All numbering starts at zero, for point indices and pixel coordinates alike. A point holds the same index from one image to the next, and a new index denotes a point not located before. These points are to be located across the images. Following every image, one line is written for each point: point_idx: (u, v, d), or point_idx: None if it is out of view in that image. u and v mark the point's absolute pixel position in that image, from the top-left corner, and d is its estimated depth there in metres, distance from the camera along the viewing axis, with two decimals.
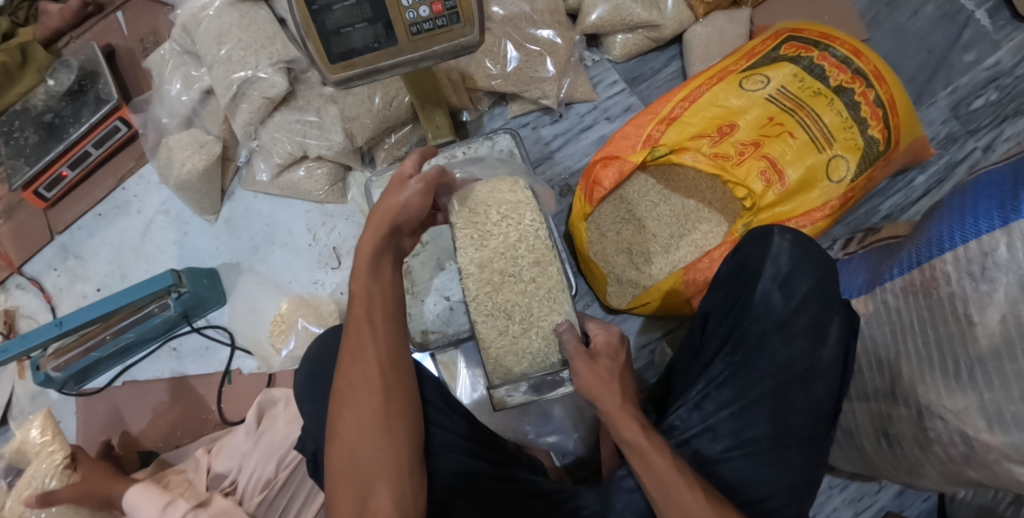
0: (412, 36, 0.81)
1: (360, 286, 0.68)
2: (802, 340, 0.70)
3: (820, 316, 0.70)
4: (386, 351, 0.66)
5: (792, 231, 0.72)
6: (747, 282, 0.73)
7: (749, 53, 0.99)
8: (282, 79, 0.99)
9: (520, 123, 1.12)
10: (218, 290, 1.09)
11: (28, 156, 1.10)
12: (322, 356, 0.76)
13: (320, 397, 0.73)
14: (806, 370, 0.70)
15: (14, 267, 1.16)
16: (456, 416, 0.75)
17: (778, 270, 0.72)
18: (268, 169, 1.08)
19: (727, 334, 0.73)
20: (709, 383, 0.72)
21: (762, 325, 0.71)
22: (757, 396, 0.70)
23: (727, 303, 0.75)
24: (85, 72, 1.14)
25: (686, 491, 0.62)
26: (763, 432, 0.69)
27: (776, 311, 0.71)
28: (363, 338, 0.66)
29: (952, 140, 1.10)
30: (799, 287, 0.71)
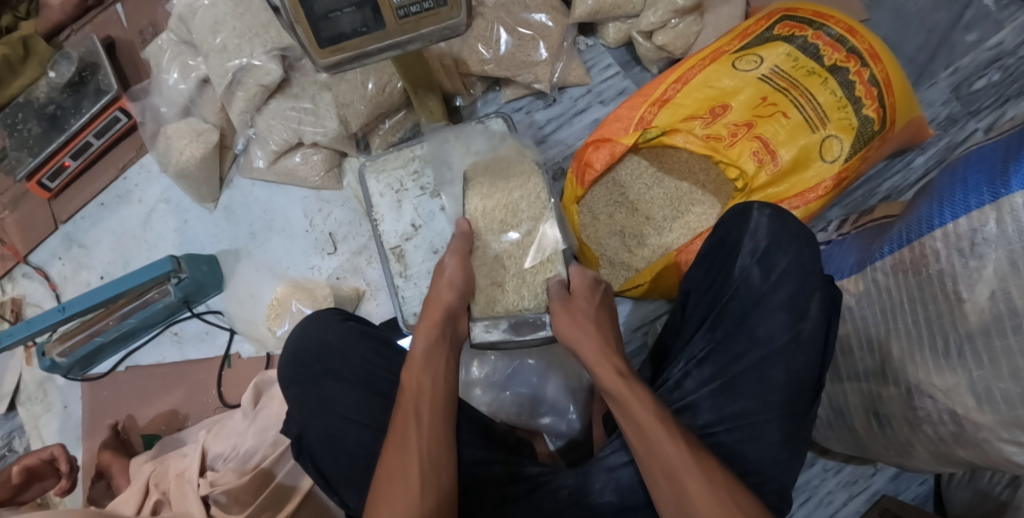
0: (400, 20, 0.81)
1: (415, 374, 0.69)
2: (783, 315, 0.70)
3: (800, 290, 0.70)
4: (429, 441, 0.64)
5: (771, 207, 0.74)
6: (729, 259, 0.74)
7: (742, 33, 0.98)
8: (276, 66, 1.00)
9: (514, 107, 1.12)
10: (217, 276, 1.11)
11: (32, 147, 1.13)
12: (302, 342, 0.76)
13: (305, 381, 0.73)
14: (788, 343, 0.69)
15: (19, 256, 1.18)
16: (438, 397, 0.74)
17: (757, 245, 0.73)
18: (264, 156, 1.09)
19: (708, 311, 0.74)
20: (690, 361, 0.73)
21: (742, 301, 0.72)
22: (739, 372, 0.70)
23: (707, 280, 0.76)
24: (85, 64, 1.16)
25: (664, 435, 0.63)
26: (746, 407, 0.69)
27: (754, 287, 0.72)
28: (408, 427, 0.65)
29: (953, 121, 1.08)
30: (778, 262, 0.72)
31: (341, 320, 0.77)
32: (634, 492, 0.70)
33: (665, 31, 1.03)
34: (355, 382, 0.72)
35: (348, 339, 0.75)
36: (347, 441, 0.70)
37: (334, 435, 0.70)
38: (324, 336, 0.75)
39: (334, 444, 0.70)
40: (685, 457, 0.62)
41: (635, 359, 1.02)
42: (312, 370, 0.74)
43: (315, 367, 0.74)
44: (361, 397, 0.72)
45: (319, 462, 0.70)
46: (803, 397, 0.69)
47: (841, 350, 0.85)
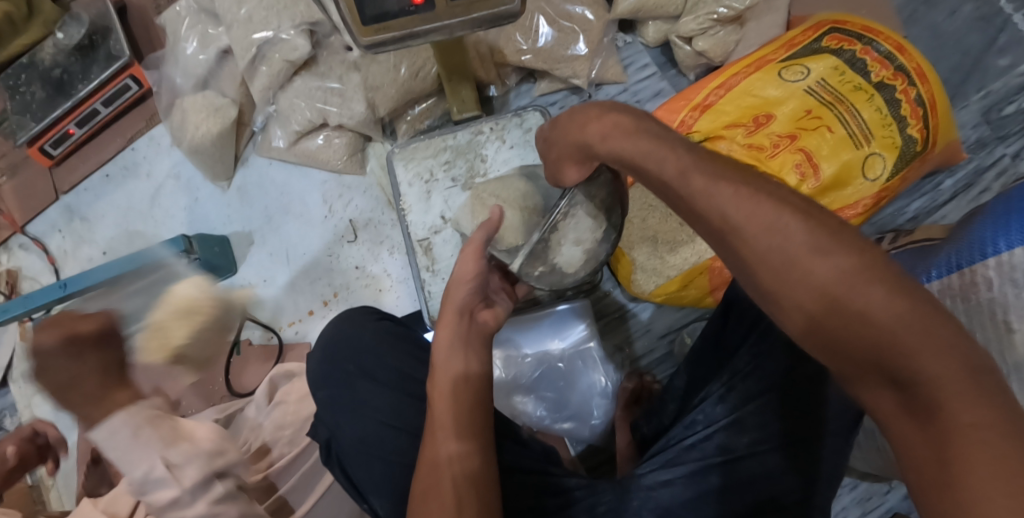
0: (451, 1, 0.77)
1: (442, 382, 0.61)
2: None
3: None
4: (462, 459, 0.57)
5: None
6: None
7: (789, 43, 0.97)
8: (304, 41, 0.95)
9: (548, 101, 1.09)
10: (229, 258, 1.06)
11: (34, 112, 1.06)
12: (335, 340, 0.73)
13: (336, 382, 0.71)
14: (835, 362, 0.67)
15: (17, 226, 1.12)
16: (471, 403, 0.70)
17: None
18: (285, 136, 1.04)
19: (752, 324, 0.71)
20: (734, 375, 0.71)
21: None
22: (782, 388, 0.69)
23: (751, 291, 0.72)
24: (95, 26, 1.09)
25: (827, 248, 0.49)
26: (792, 425, 0.69)
27: None
28: (439, 446, 0.58)
29: (983, 145, 1.08)
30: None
31: (375, 319, 0.75)
32: (672, 511, 0.69)
33: (705, 37, 1.00)
34: (391, 384, 0.69)
35: (384, 338, 0.72)
36: (382, 445, 0.66)
37: (367, 438, 0.67)
38: (359, 335, 0.72)
39: (368, 447, 0.66)
40: (850, 275, 0.48)
41: (659, 367, 1.00)
42: (345, 372, 0.71)
43: (349, 368, 0.71)
44: (394, 400, 0.68)
45: (351, 469, 0.67)
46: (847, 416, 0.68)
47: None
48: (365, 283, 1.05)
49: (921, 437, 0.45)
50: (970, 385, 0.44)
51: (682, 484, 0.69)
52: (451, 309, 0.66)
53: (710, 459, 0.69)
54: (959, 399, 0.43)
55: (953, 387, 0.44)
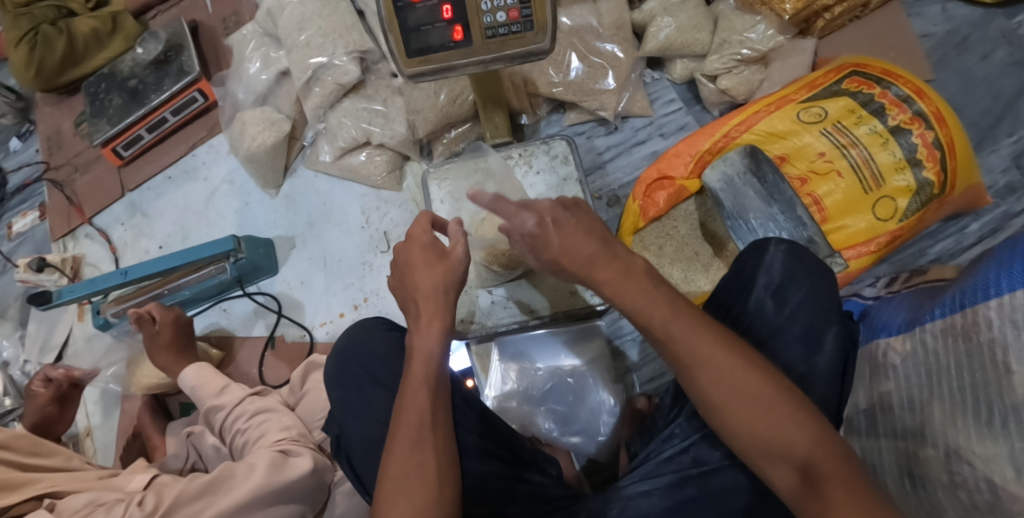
0: (487, 39, 0.85)
1: (426, 346, 0.65)
2: (798, 346, 0.69)
3: (814, 325, 0.69)
4: (433, 407, 0.63)
5: (787, 243, 0.73)
6: (740, 291, 0.73)
7: (810, 84, 1.01)
8: (355, 67, 1.05)
9: (576, 131, 1.15)
10: (272, 259, 1.15)
11: (111, 116, 1.19)
12: (351, 350, 0.75)
13: (348, 385, 0.73)
14: (799, 378, 0.69)
15: (86, 218, 1.24)
16: (469, 412, 0.74)
17: (770, 279, 0.72)
18: (331, 151, 1.13)
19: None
20: None
21: (757, 334, 0.71)
22: None
23: (720, 311, 0.75)
24: (171, 44, 1.22)
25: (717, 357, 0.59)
26: None
27: (768, 320, 0.71)
28: (418, 391, 0.64)
29: (1012, 190, 1.04)
30: (792, 296, 0.71)
31: (387, 329, 0.76)
32: None
33: (729, 76, 1.06)
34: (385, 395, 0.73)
35: (396, 346, 0.74)
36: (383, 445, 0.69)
37: (371, 439, 0.70)
38: (369, 344, 0.75)
39: (371, 446, 0.69)
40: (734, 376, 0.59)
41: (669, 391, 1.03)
42: (356, 376, 0.73)
43: (359, 372, 0.73)
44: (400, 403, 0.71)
45: (354, 462, 0.71)
46: None
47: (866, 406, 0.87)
48: None
49: (801, 491, 0.57)
50: (821, 433, 0.57)
51: (660, 495, 0.71)
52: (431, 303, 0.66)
53: (686, 470, 0.71)
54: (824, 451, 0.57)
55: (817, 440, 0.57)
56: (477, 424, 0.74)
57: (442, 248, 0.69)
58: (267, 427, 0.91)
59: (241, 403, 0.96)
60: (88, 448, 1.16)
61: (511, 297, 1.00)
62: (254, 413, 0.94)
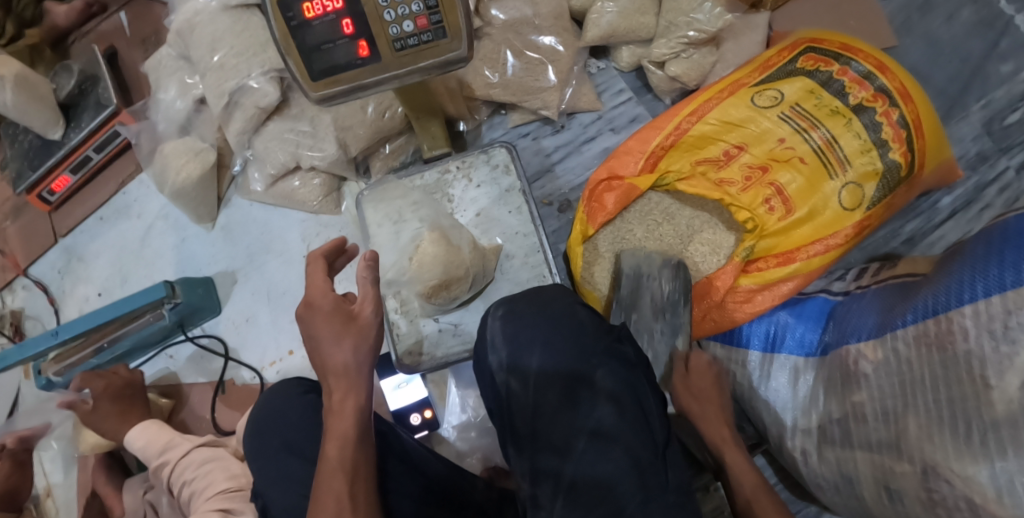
0: (396, 52, 0.77)
1: (342, 426, 0.63)
2: (569, 407, 0.69)
3: (570, 380, 0.70)
4: (352, 489, 0.61)
5: (505, 308, 0.75)
6: (489, 377, 0.73)
7: (764, 65, 0.92)
8: (273, 88, 0.97)
9: (520, 133, 1.07)
10: (213, 299, 1.09)
11: (32, 160, 1.11)
12: (266, 418, 0.73)
13: (267, 456, 0.70)
14: (597, 433, 0.68)
15: (20, 268, 1.18)
16: (411, 472, 0.73)
17: (501, 356, 0.72)
18: (262, 179, 1.06)
19: (508, 436, 0.71)
20: (529, 486, 0.69)
21: (527, 417, 0.70)
22: (574, 478, 0.67)
23: (490, 403, 0.74)
24: (85, 75, 1.14)
25: None
26: (606, 507, 0.65)
27: (521, 396, 0.70)
28: (335, 476, 0.61)
29: (983, 159, 0.96)
30: (531, 362, 0.71)
31: (302, 394, 0.73)
32: None
33: (679, 61, 0.98)
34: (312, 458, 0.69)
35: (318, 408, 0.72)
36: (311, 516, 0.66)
37: (297, 507, 0.66)
38: (285, 412, 0.72)
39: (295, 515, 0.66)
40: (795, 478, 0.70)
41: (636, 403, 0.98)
42: (272, 446, 0.71)
43: (275, 443, 0.71)
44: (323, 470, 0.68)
45: None
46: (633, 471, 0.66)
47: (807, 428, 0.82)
48: None
49: None
50: None
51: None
52: (348, 370, 0.64)
53: None
54: None
55: None
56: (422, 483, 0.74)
57: (348, 309, 0.66)
58: (212, 477, 0.86)
59: (189, 455, 0.92)
60: (49, 509, 1.12)
61: (459, 324, 0.92)
62: (202, 462, 0.90)
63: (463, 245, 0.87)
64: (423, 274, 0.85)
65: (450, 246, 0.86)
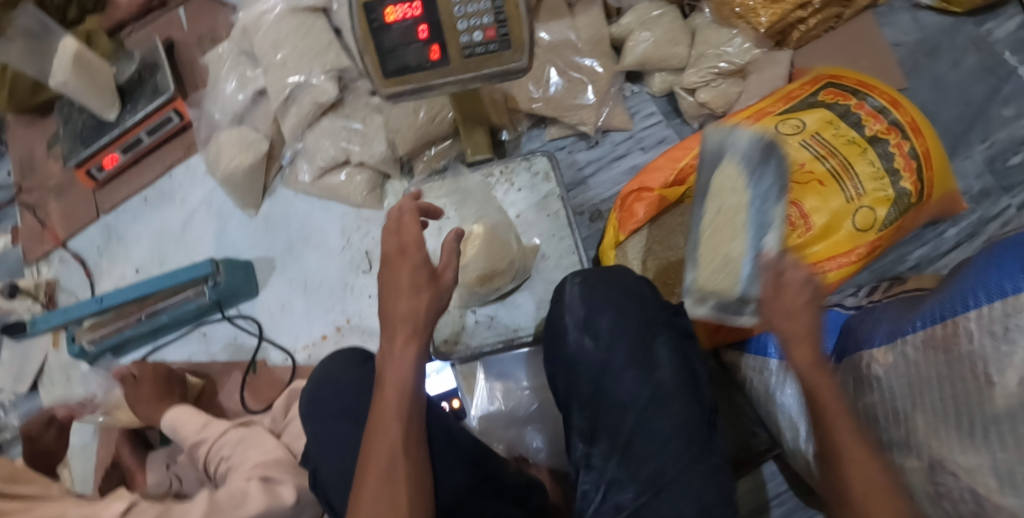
0: (464, 59, 0.84)
1: (395, 375, 0.66)
2: (631, 369, 0.73)
3: (634, 343, 0.74)
4: (405, 442, 0.64)
5: (582, 275, 0.79)
6: (559, 335, 0.78)
7: (786, 96, 1.01)
8: (332, 86, 1.05)
9: (557, 146, 1.15)
10: (252, 283, 1.13)
11: (85, 138, 1.16)
12: (322, 385, 0.76)
13: (322, 419, 0.73)
14: (650, 395, 0.71)
15: (60, 241, 1.22)
16: (455, 440, 0.75)
17: (577, 317, 0.77)
18: (310, 171, 1.12)
19: (570, 393, 0.76)
20: (588, 441, 0.74)
21: (592, 375, 0.75)
22: (629, 437, 0.71)
23: (556, 363, 0.78)
24: (145, 64, 1.21)
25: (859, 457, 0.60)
26: (657, 466, 0.69)
27: (591, 355, 0.75)
28: (392, 425, 0.65)
29: (986, 195, 1.06)
30: (600, 323, 0.76)
31: (361, 361, 0.77)
32: None
33: (707, 89, 1.07)
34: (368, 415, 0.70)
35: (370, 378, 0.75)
36: None
37: (349, 473, 0.68)
38: (339, 379, 0.75)
39: (348, 481, 0.68)
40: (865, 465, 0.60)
41: None
42: (330, 411, 0.73)
43: (332, 407, 0.73)
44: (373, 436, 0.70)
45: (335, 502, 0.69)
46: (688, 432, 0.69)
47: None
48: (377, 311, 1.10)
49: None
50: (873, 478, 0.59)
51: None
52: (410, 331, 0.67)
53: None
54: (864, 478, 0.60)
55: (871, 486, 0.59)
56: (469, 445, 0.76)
57: (433, 271, 0.70)
58: (248, 454, 0.89)
59: (222, 436, 0.94)
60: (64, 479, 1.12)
61: (495, 316, 0.98)
62: (237, 442, 0.93)
63: (507, 240, 0.93)
64: (468, 266, 0.91)
65: (496, 240, 0.92)
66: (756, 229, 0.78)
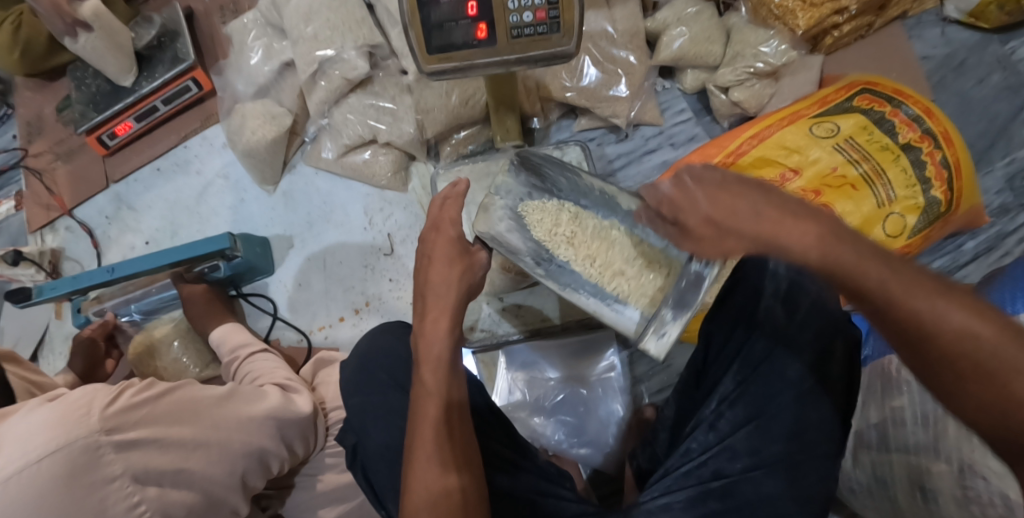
0: (512, 39, 0.83)
1: (436, 350, 0.65)
2: (811, 354, 0.67)
3: (825, 329, 0.67)
4: (447, 414, 0.62)
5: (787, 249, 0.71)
6: (746, 301, 0.71)
7: (822, 100, 1.01)
8: (364, 62, 1.01)
9: (587, 137, 1.15)
10: (268, 259, 1.10)
11: (98, 103, 1.12)
12: (369, 355, 0.78)
13: (369, 390, 0.75)
14: (818, 382, 0.66)
15: (66, 209, 1.18)
16: (491, 424, 0.75)
17: (778, 287, 0.70)
18: (334, 149, 1.10)
19: (730, 354, 0.71)
20: (722, 402, 0.69)
21: (767, 341, 0.69)
22: (774, 411, 0.67)
23: (726, 323, 0.72)
24: (165, 30, 1.16)
25: (904, 289, 0.53)
26: (782, 447, 0.66)
27: (776, 324, 0.69)
28: (429, 399, 0.62)
29: (1005, 210, 1.07)
30: (801, 302, 0.69)
31: (406, 334, 0.80)
32: None
33: (742, 88, 1.06)
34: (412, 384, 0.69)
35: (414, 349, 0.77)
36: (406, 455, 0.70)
37: (392, 448, 0.71)
38: (392, 350, 0.78)
39: (392, 452, 0.71)
40: (931, 294, 0.52)
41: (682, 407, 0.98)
42: (379, 381, 0.76)
43: (382, 378, 0.76)
44: None
45: (372, 475, 0.72)
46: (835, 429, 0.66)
47: (855, 432, 0.89)
48: (397, 295, 1.08)
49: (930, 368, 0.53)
50: (927, 292, 0.52)
51: (681, 509, 0.66)
52: (446, 309, 0.66)
53: (706, 484, 0.66)
54: (924, 296, 0.52)
55: (926, 296, 0.52)
56: (499, 431, 0.75)
57: (467, 247, 0.71)
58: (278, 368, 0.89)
59: (256, 354, 0.92)
60: None
61: (523, 304, 1.01)
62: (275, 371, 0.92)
63: None
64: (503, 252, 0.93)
65: None
66: (682, 294, 0.70)
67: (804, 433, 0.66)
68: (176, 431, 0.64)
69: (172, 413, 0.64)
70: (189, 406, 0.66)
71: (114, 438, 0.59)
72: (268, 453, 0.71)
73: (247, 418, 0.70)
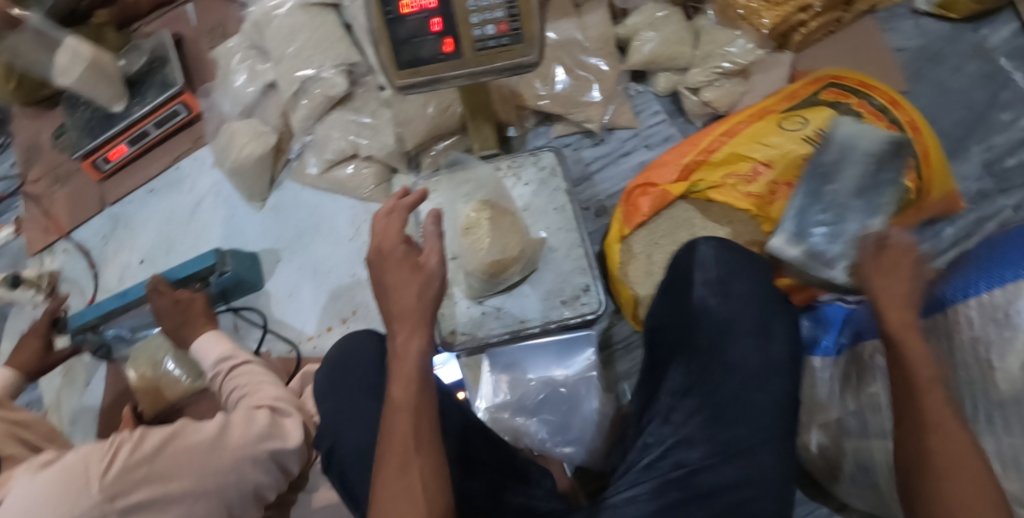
0: (477, 51, 0.85)
1: (408, 367, 0.64)
2: (750, 339, 0.71)
3: (760, 316, 0.71)
4: (417, 425, 0.63)
5: (717, 237, 0.77)
6: (685, 290, 0.76)
7: (790, 95, 1.02)
8: (342, 80, 1.06)
9: (564, 143, 1.17)
10: (257, 273, 1.13)
11: (92, 129, 1.16)
12: (341, 360, 0.81)
13: (339, 393, 0.79)
14: (763, 367, 0.69)
15: (63, 232, 1.22)
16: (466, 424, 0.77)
17: (708, 275, 0.75)
18: (318, 163, 1.13)
19: (678, 344, 0.74)
20: (673, 394, 0.72)
21: (711, 328, 0.72)
22: (724, 398, 0.69)
23: (674, 314, 0.76)
24: (155, 56, 1.21)
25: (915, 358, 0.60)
26: (741, 433, 0.67)
27: (713, 314, 0.73)
28: (400, 413, 0.63)
29: (984, 196, 1.08)
30: (732, 288, 0.73)
31: (376, 340, 0.83)
32: None
33: (711, 88, 1.09)
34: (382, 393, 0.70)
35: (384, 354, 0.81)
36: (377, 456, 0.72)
37: (363, 450, 0.73)
38: (362, 353, 0.81)
39: (363, 456, 0.73)
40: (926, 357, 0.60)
41: None
42: (348, 386, 0.79)
43: (353, 382, 0.79)
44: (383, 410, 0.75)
45: (344, 477, 0.74)
46: (789, 413, 0.68)
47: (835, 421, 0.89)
48: None
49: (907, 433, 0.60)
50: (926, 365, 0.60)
51: (646, 500, 0.67)
52: (406, 316, 0.66)
53: (667, 475, 0.67)
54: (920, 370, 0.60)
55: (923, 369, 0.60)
56: (472, 432, 0.77)
57: (416, 260, 0.69)
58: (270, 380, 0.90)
59: (242, 367, 0.92)
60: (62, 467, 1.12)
61: (502, 307, 0.99)
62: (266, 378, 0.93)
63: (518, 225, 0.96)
64: (481, 255, 0.93)
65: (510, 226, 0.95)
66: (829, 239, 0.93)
67: (759, 418, 0.67)
68: (175, 485, 0.67)
69: (168, 469, 0.67)
70: (184, 459, 0.68)
71: (117, 505, 0.63)
72: (258, 478, 0.74)
73: (245, 456, 0.73)
